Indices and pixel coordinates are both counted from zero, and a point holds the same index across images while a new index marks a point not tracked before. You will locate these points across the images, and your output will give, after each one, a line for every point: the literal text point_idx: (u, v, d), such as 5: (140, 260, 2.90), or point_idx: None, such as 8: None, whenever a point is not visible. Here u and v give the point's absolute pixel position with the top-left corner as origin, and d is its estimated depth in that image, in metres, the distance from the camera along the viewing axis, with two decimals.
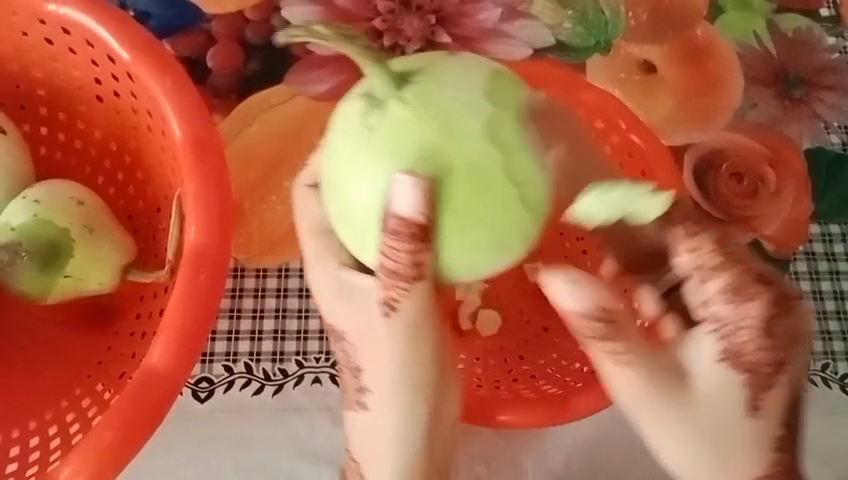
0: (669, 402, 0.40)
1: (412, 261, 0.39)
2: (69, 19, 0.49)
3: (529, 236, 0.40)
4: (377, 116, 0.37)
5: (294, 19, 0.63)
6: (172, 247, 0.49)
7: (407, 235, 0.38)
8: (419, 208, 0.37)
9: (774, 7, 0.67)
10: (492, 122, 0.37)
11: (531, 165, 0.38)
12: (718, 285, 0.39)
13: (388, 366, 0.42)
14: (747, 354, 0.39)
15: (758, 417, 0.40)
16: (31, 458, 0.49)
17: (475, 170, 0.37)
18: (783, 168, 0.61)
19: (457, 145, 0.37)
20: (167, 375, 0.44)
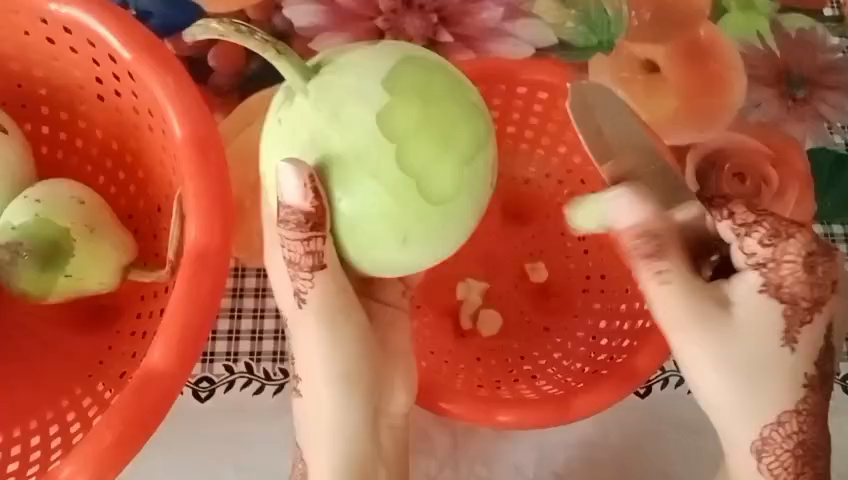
0: (701, 339, 0.41)
1: (306, 250, 0.41)
2: (70, 19, 0.49)
3: (434, 234, 0.40)
4: (284, 110, 0.39)
5: (296, 19, 0.63)
6: (172, 247, 0.49)
7: (299, 222, 0.40)
8: (306, 198, 0.39)
9: (778, 7, 0.66)
10: (386, 116, 0.38)
11: (423, 161, 0.38)
12: (759, 233, 0.40)
13: (311, 350, 0.42)
14: (787, 287, 0.40)
15: (797, 351, 0.40)
16: (32, 458, 0.49)
17: (361, 163, 0.38)
18: (786, 169, 0.60)
19: (344, 138, 0.38)
20: (168, 374, 0.44)
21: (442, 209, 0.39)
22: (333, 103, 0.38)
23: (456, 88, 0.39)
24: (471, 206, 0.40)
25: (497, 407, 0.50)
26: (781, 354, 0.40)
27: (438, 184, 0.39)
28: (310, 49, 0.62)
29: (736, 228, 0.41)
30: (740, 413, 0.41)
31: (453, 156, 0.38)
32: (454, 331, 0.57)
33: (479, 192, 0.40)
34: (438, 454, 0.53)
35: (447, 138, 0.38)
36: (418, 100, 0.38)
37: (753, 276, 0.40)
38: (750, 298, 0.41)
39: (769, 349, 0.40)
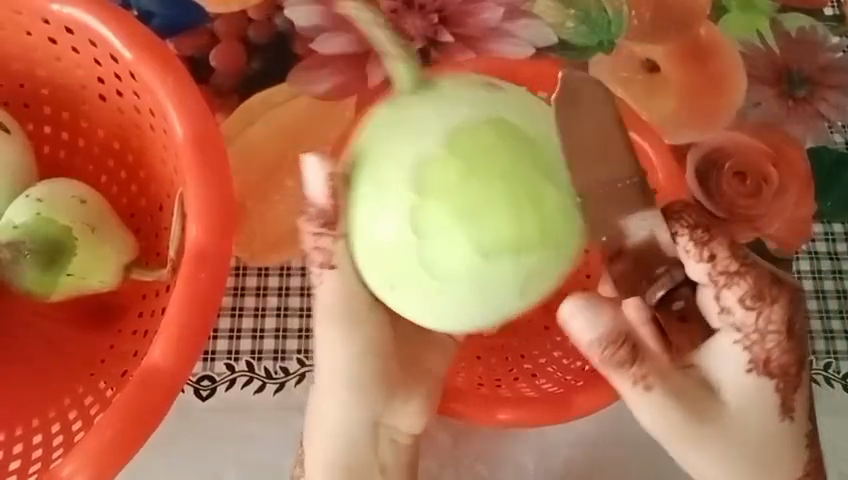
0: (696, 431, 0.41)
1: (316, 245, 0.41)
2: (71, 18, 0.50)
3: (417, 297, 0.38)
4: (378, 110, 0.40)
5: (297, 19, 0.63)
6: (174, 246, 0.49)
7: (316, 216, 0.40)
8: (326, 194, 0.40)
9: (777, 7, 0.66)
10: (425, 168, 0.37)
11: (432, 223, 0.37)
12: (740, 290, 0.40)
13: (339, 369, 0.43)
14: (774, 360, 0.41)
15: (793, 420, 0.42)
16: (34, 456, 0.49)
17: (381, 198, 0.38)
18: (787, 168, 0.61)
19: (383, 164, 0.38)
20: (169, 372, 0.44)
21: (434, 279, 0.37)
22: (401, 131, 0.38)
23: (522, 164, 0.37)
24: (475, 294, 0.38)
25: (498, 405, 0.50)
26: (776, 425, 0.41)
27: (437, 252, 0.37)
28: (311, 50, 0.62)
29: (715, 276, 0.41)
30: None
31: (466, 231, 0.36)
32: None
33: (496, 285, 0.37)
34: (439, 452, 0.54)
35: (465, 210, 0.36)
36: (464, 160, 0.37)
37: (740, 354, 0.41)
38: (739, 376, 0.41)
39: (762, 424, 0.41)
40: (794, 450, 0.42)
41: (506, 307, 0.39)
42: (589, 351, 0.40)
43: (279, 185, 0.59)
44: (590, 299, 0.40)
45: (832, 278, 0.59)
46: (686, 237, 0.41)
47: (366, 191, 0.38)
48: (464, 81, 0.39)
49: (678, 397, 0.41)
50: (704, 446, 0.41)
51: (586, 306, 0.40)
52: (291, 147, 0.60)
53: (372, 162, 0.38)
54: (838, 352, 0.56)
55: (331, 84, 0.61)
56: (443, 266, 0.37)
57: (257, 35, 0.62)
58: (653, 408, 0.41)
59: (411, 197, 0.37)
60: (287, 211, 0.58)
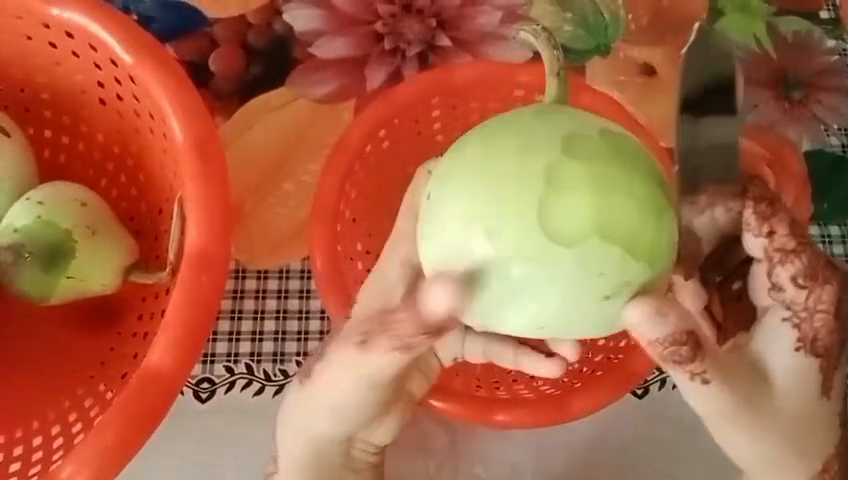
0: (745, 420, 0.39)
1: (407, 337, 0.35)
2: (71, 23, 0.50)
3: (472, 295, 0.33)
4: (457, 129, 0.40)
5: (296, 24, 0.63)
6: (173, 249, 0.49)
7: (414, 318, 0.33)
8: (447, 275, 0.32)
9: (773, 10, 0.67)
10: (524, 156, 0.33)
11: (512, 211, 0.32)
12: (793, 268, 0.41)
13: (344, 384, 0.40)
14: (821, 340, 0.41)
15: (830, 399, 0.42)
16: (34, 458, 0.49)
17: (460, 179, 0.33)
18: (782, 170, 0.60)
19: (469, 148, 0.34)
20: (169, 373, 0.44)
21: (492, 276, 0.32)
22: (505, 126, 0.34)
23: (625, 172, 0.33)
24: (538, 289, 0.33)
25: (495, 406, 0.50)
26: (817, 404, 0.41)
27: (495, 241, 0.32)
28: (310, 54, 0.62)
29: (770, 252, 0.41)
30: (765, 464, 0.41)
31: (539, 226, 0.32)
32: None
33: (558, 284, 0.33)
34: (438, 454, 0.54)
35: (544, 207, 0.32)
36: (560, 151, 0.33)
37: (788, 332, 0.41)
38: (785, 356, 0.41)
39: (806, 405, 0.40)
40: (828, 430, 0.42)
41: (579, 317, 0.33)
42: (647, 345, 0.34)
43: (277, 189, 0.59)
44: (651, 293, 0.34)
45: None
46: (751, 212, 0.41)
47: (450, 171, 0.34)
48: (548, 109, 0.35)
49: (737, 390, 0.38)
50: (755, 431, 0.39)
51: (652, 307, 0.33)
52: (291, 151, 0.60)
53: (459, 147, 0.35)
54: None
55: (331, 87, 0.62)
56: (505, 263, 0.32)
57: (257, 39, 0.63)
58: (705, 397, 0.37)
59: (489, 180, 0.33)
60: (286, 214, 0.59)
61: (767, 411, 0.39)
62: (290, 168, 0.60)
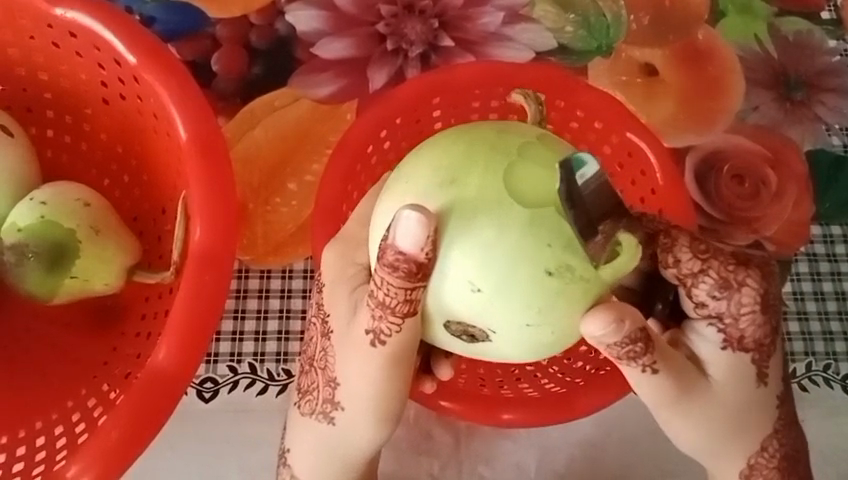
0: (695, 422, 0.42)
1: (405, 299, 0.38)
2: (76, 23, 0.50)
3: (463, 259, 0.37)
4: (453, 152, 0.39)
5: (298, 24, 0.63)
6: (176, 248, 0.48)
7: (407, 271, 0.37)
8: (422, 247, 0.36)
9: (775, 11, 0.67)
10: (526, 169, 0.38)
11: (517, 208, 0.37)
12: (707, 285, 0.41)
13: (356, 427, 0.45)
14: (748, 336, 0.41)
15: (767, 385, 0.43)
16: (37, 458, 0.49)
17: (472, 169, 0.38)
18: (784, 170, 0.61)
19: (469, 143, 0.40)
20: (176, 373, 0.44)
21: (478, 264, 0.37)
22: (491, 132, 0.41)
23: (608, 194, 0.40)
24: (500, 307, 0.37)
25: (502, 406, 0.51)
26: (751, 393, 0.42)
27: (490, 234, 0.37)
28: (312, 54, 0.63)
29: (683, 277, 0.41)
30: (706, 444, 0.43)
31: (530, 235, 0.37)
32: None
33: (532, 299, 0.37)
34: (442, 455, 0.54)
35: (537, 217, 0.37)
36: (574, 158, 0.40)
37: (716, 335, 0.41)
38: (719, 359, 0.41)
39: (740, 399, 0.42)
40: (767, 412, 0.43)
41: (502, 345, 0.38)
42: (606, 347, 0.38)
43: (280, 189, 0.59)
44: (607, 303, 0.37)
45: (830, 280, 0.59)
46: (656, 250, 0.40)
47: (461, 154, 0.39)
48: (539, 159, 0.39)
49: (678, 384, 0.40)
50: (680, 417, 0.42)
51: (610, 317, 0.37)
52: (293, 152, 0.60)
53: (465, 139, 0.40)
54: (838, 353, 0.57)
55: (332, 87, 0.62)
56: (495, 251, 0.37)
57: (259, 39, 0.63)
58: (648, 384, 0.40)
59: (496, 186, 0.38)
60: (288, 214, 0.59)
61: (702, 405, 0.42)
62: (291, 169, 0.60)
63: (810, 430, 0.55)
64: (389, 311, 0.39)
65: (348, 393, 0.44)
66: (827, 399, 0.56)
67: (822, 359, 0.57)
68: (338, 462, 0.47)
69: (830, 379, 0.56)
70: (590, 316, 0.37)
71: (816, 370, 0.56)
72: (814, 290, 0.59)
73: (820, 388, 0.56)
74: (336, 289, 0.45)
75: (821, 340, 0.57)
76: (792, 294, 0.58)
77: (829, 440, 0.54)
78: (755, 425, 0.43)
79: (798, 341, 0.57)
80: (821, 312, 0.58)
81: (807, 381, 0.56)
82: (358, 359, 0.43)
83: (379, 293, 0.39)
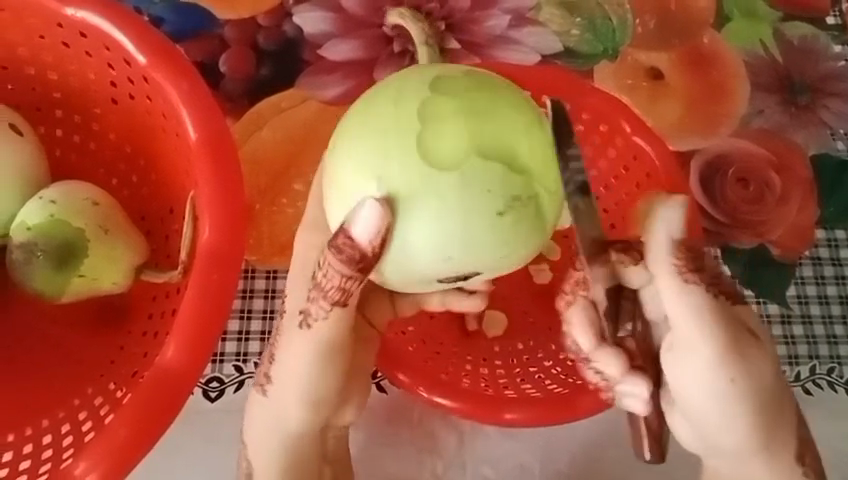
0: (741, 385, 0.39)
1: (340, 284, 0.39)
2: (86, 23, 0.50)
3: (410, 241, 0.38)
4: (368, 126, 0.38)
5: (305, 26, 0.64)
6: (185, 248, 0.49)
7: (352, 258, 0.38)
8: (372, 238, 0.37)
9: (780, 16, 0.67)
10: (437, 129, 0.38)
11: (442, 176, 0.37)
12: (706, 258, 0.43)
13: (293, 409, 0.45)
14: None
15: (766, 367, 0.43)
16: (44, 456, 0.49)
17: (387, 149, 0.38)
18: (788, 174, 0.62)
19: (377, 115, 0.39)
20: (182, 371, 0.44)
21: (433, 234, 0.37)
22: (389, 89, 0.39)
23: (523, 114, 0.39)
24: (470, 254, 0.38)
25: (505, 406, 0.51)
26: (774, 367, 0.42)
27: (424, 211, 0.37)
28: (319, 56, 0.63)
29: None
30: (752, 433, 0.40)
31: (469, 188, 0.37)
32: (460, 331, 0.55)
33: (488, 242, 0.38)
34: (446, 455, 0.54)
35: (469, 169, 0.37)
36: (477, 89, 0.39)
37: None
38: None
39: (769, 372, 0.41)
40: (785, 400, 0.42)
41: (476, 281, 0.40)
42: (669, 255, 0.39)
43: (287, 190, 0.59)
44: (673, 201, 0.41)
45: (834, 284, 0.59)
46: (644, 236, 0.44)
47: (374, 132, 0.38)
48: (442, 98, 0.38)
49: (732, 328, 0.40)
50: (739, 381, 0.39)
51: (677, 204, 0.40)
52: (299, 153, 0.60)
53: (372, 108, 0.39)
54: (841, 357, 0.57)
55: (339, 89, 0.62)
56: (436, 226, 0.37)
57: (266, 40, 0.63)
58: (705, 324, 0.39)
59: (416, 161, 0.37)
60: (295, 214, 0.59)
61: (757, 359, 0.40)
62: (297, 171, 0.60)
63: (814, 433, 0.55)
64: (325, 297, 0.41)
65: (284, 369, 0.44)
66: (831, 402, 0.56)
67: (826, 363, 0.57)
68: (281, 445, 0.45)
69: (834, 383, 0.56)
70: (660, 208, 0.40)
71: (820, 374, 0.56)
72: (819, 293, 0.59)
73: (824, 391, 0.56)
74: (298, 270, 0.46)
75: (825, 344, 0.57)
76: (796, 297, 0.59)
77: (834, 445, 0.55)
78: (791, 406, 0.42)
79: (801, 345, 0.57)
80: (825, 315, 0.58)
81: (811, 384, 0.56)
82: (297, 336, 0.43)
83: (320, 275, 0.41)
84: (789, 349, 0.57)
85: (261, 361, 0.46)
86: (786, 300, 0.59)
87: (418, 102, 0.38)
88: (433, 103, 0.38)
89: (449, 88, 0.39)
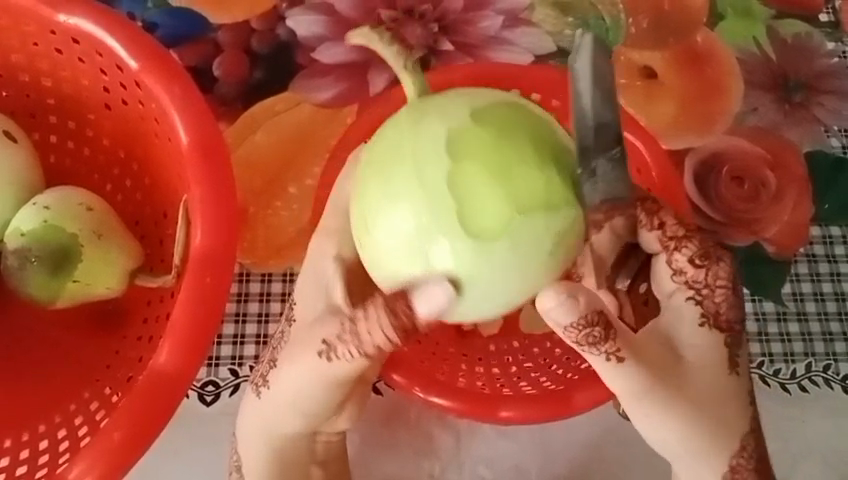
0: (662, 402, 0.42)
1: (381, 344, 0.43)
2: (79, 29, 0.50)
3: (481, 305, 0.38)
4: (398, 211, 0.37)
5: (299, 29, 0.64)
6: (178, 252, 0.49)
7: (406, 327, 0.40)
8: (438, 318, 0.38)
9: (774, 13, 0.67)
10: (468, 200, 0.36)
11: (496, 247, 0.36)
12: (689, 251, 0.45)
13: (287, 421, 0.48)
14: (723, 314, 0.44)
15: (739, 375, 0.44)
16: (40, 461, 0.49)
17: (425, 236, 0.37)
18: (783, 172, 0.62)
19: (404, 191, 0.37)
20: (178, 374, 0.44)
21: (499, 298, 0.38)
22: (396, 157, 0.37)
23: (543, 145, 0.37)
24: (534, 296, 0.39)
25: (501, 403, 0.51)
26: (723, 380, 0.43)
27: (490, 282, 0.37)
28: (313, 59, 0.63)
29: (666, 241, 0.45)
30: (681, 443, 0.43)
31: (525, 252, 0.37)
32: (456, 331, 0.56)
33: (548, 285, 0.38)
34: (443, 456, 0.54)
35: (521, 234, 0.36)
36: (494, 135, 0.37)
37: (692, 309, 0.44)
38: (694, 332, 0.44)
39: (714, 382, 0.43)
40: (739, 405, 0.44)
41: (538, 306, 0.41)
42: (564, 332, 0.39)
43: (281, 193, 0.60)
44: (564, 285, 0.38)
45: (830, 281, 0.59)
46: (643, 212, 0.45)
47: (403, 219, 0.37)
48: (466, 157, 0.36)
49: (646, 375, 0.42)
50: (653, 415, 0.42)
51: (560, 290, 0.38)
52: (293, 156, 0.60)
53: (387, 187, 0.37)
54: (837, 354, 0.57)
55: (333, 91, 0.62)
56: (504, 288, 0.37)
57: (260, 44, 0.63)
58: (615, 375, 0.41)
59: (471, 244, 0.36)
60: (290, 217, 0.59)
61: (679, 395, 0.42)
62: (291, 173, 0.60)
63: (810, 430, 0.55)
64: (359, 345, 0.44)
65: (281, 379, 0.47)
66: (827, 399, 0.56)
67: (822, 360, 0.57)
68: (276, 455, 0.48)
69: (830, 380, 0.56)
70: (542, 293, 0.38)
71: (816, 371, 0.56)
72: (814, 291, 0.59)
73: (820, 388, 0.56)
74: (306, 282, 0.49)
75: (820, 341, 0.57)
76: (791, 295, 0.59)
77: (830, 442, 0.55)
78: (732, 421, 0.43)
79: (797, 342, 0.57)
80: (821, 312, 0.58)
81: (807, 382, 0.56)
82: (303, 357, 0.46)
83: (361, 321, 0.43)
84: (785, 347, 0.57)
85: (262, 365, 0.49)
86: (781, 297, 0.59)
87: (444, 171, 0.36)
88: (461, 170, 0.36)
89: (471, 145, 0.37)
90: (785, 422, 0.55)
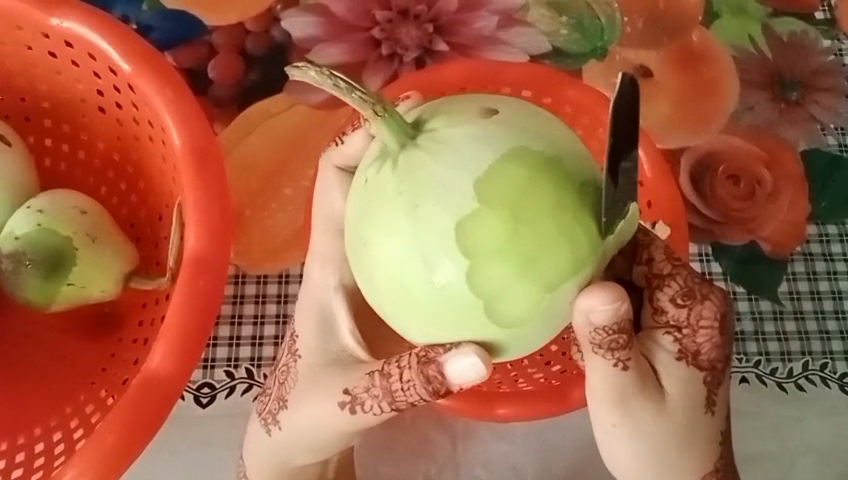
0: (630, 419, 0.40)
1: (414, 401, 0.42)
2: (72, 32, 0.50)
3: (497, 359, 0.39)
4: (401, 274, 0.37)
5: (294, 30, 0.64)
6: (172, 255, 0.50)
7: (434, 386, 0.40)
8: (462, 381, 0.39)
9: (769, 12, 0.67)
10: (482, 284, 0.36)
11: (514, 319, 0.37)
12: (671, 290, 0.42)
13: (293, 449, 0.48)
14: (704, 354, 0.41)
15: (713, 413, 0.42)
16: (36, 464, 0.49)
17: (440, 319, 0.37)
18: (779, 170, 0.62)
19: (404, 256, 0.36)
20: (168, 378, 0.44)
21: (513, 348, 0.39)
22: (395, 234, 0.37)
23: (559, 206, 0.36)
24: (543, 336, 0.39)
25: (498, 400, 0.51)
26: (697, 416, 0.42)
27: (505, 345, 0.38)
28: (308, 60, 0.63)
29: (651, 277, 0.43)
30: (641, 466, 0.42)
31: (539, 314, 0.37)
32: None
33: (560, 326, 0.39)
34: (438, 457, 0.54)
35: (536, 300, 0.36)
36: (507, 221, 0.36)
37: (671, 345, 0.41)
38: (671, 368, 0.41)
39: (686, 417, 0.41)
40: (708, 441, 0.43)
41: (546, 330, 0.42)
42: (592, 333, 0.38)
43: (276, 194, 0.60)
44: (607, 285, 0.38)
45: (827, 279, 0.59)
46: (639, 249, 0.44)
47: (414, 307, 0.37)
48: (476, 223, 0.36)
49: (625, 393, 0.40)
50: (623, 432, 0.41)
51: (607, 298, 0.37)
52: (289, 157, 0.60)
53: (393, 271, 0.37)
54: (835, 352, 0.57)
55: (328, 93, 0.62)
56: (520, 343, 0.38)
57: (255, 46, 0.63)
58: (606, 383, 0.40)
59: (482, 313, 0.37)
60: (284, 219, 0.59)
61: (643, 425, 0.41)
62: (288, 174, 0.60)
63: (806, 428, 0.55)
64: (391, 402, 0.43)
65: (291, 416, 0.47)
66: (825, 398, 0.55)
67: (819, 359, 0.56)
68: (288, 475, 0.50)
69: (828, 379, 0.56)
70: (586, 290, 0.37)
71: (813, 370, 0.56)
72: (811, 289, 0.59)
73: (817, 387, 0.56)
74: (305, 312, 0.48)
75: (817, 340, 0.57)
76: (788, 293, 0.58)
77: (825, 440, 0.55)
78: (694, 455, 0.42)
79: (794, 341, 0.57)
80: (817, 311, 0.58)
81: (804, 380, 0.56)
82: (319, 403, 0.46)
83: (394, 379, 0.42)
84: (782, 345, 0.57)
85: (268, 398, 0.49)
86: (778, 296, 0.58)
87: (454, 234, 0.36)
88: (470, 237, 0.36)
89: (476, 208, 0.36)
90: (781, 422, 0.55)
